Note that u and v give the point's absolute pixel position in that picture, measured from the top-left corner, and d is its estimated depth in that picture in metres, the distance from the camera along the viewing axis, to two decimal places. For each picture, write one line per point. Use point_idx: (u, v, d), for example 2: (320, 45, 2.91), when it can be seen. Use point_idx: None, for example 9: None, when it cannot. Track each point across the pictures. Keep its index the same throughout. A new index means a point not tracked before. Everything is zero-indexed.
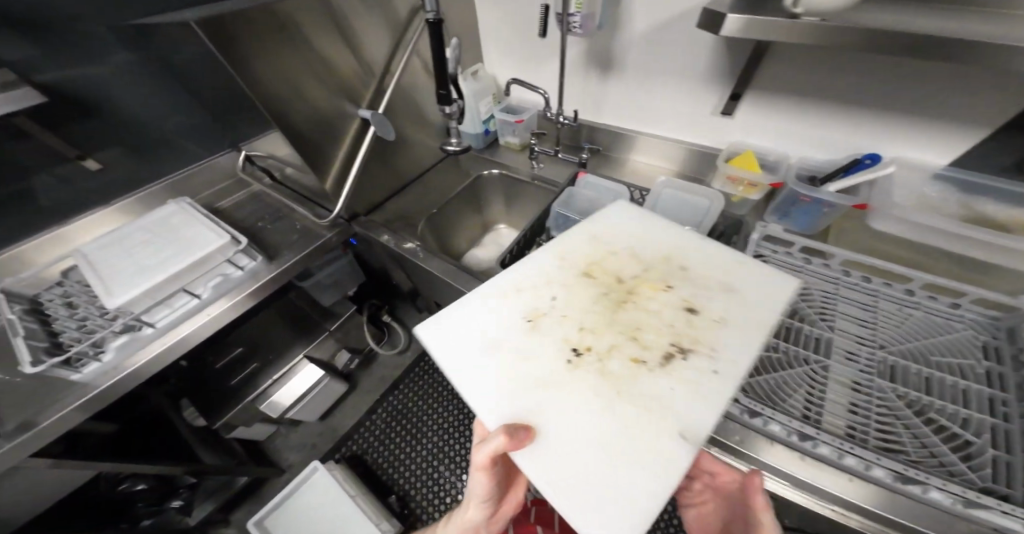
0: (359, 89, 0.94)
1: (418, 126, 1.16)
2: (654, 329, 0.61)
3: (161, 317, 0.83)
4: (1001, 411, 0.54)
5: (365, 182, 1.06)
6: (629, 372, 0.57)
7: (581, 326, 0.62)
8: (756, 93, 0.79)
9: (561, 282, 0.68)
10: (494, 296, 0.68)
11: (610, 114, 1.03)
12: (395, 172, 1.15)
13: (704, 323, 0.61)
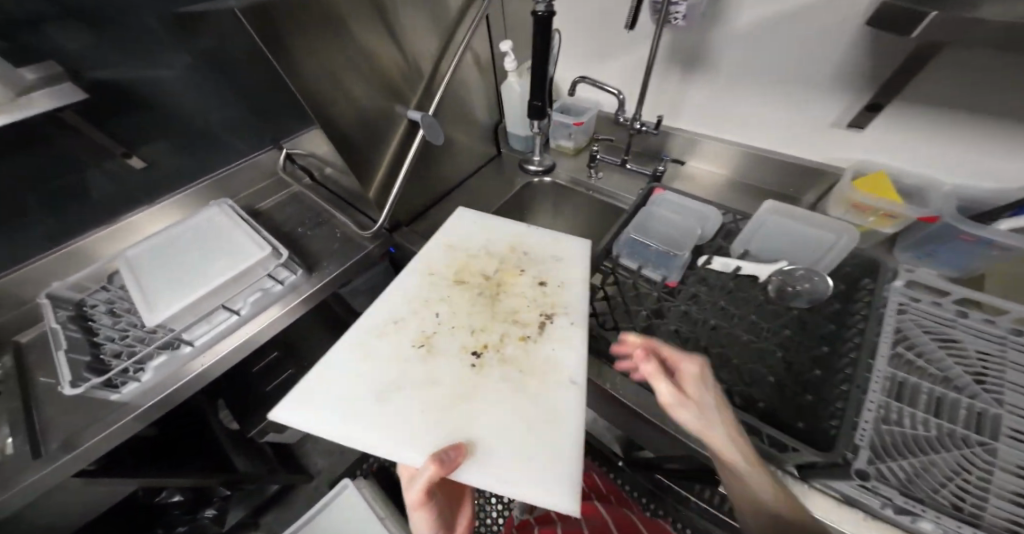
0: (405, 87, 0.82)
1: (467, 128, 1.04)
2: (530, 303, 0.65)
3: (202, 334, 0.76)
4: None
5: (407, 191, 0.95)
6: (523, 347, 0.60)
7: (469, 328, 0.62)
8: (905, 105, 0.63)
9: (433, 291, 0.66)
10: (364, 342, 0.61)
11: (694, 120, 0.88)
12: (439, 179, 1.04)
13: (552, 291, 0.66)
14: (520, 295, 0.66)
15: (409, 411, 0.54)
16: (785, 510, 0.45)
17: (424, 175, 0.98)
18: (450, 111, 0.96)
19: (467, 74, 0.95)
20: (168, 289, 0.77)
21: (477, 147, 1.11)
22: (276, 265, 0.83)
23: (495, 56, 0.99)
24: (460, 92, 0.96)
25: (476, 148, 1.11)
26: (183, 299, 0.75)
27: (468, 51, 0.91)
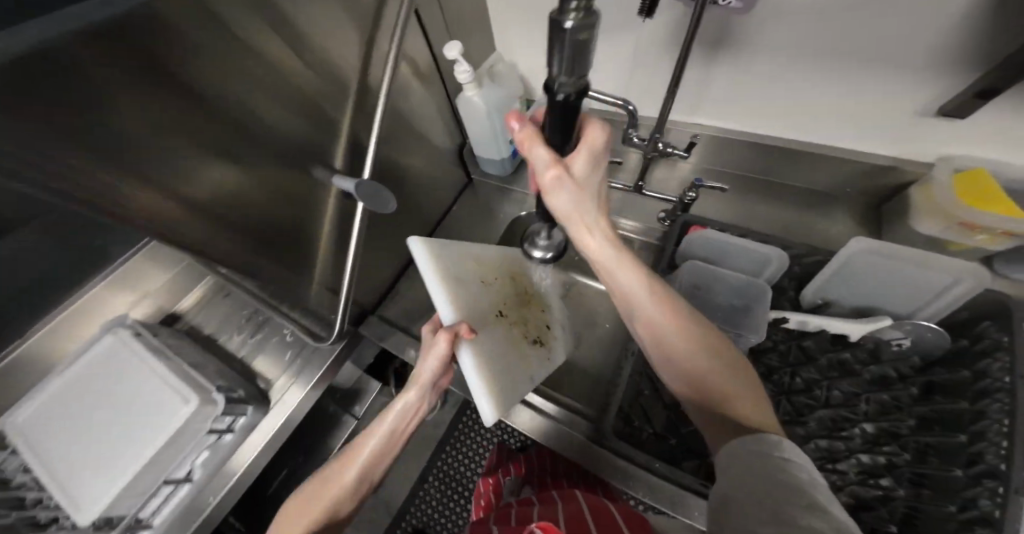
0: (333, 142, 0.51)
1: (427, 166, 0.77)
2: (540, 324, 0.56)
3: (156, 510, 0.51)
4: None
5: (368, 278, 0.69)
6: (524, 346, 0.52)
7: (513, 301, 0.54)
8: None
9: (511, 261, 0.58)
10: (462, 248, 0.52)
11: (735, 110, 0.68)
12: (404, 245, 0.77)
13: (544, 325, 0.57)
14: (538, 314, 0.57)
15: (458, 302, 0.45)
16: (748, 397, 0.38)
17: (384, 249, 0.71)
18: (401, 152, 0.69)
19: (417, 95, 0.68)
20: (77, 462, 0.51)
21: (445, 186, 0.84)
22: (224, 391, 0.56)
23: (446, 63, 0.72)
24: (411, 122, 0.69)
25: (444, 187, 0.84)
26: (104, 475, 0.50)
27: (411, 63, 0.64)
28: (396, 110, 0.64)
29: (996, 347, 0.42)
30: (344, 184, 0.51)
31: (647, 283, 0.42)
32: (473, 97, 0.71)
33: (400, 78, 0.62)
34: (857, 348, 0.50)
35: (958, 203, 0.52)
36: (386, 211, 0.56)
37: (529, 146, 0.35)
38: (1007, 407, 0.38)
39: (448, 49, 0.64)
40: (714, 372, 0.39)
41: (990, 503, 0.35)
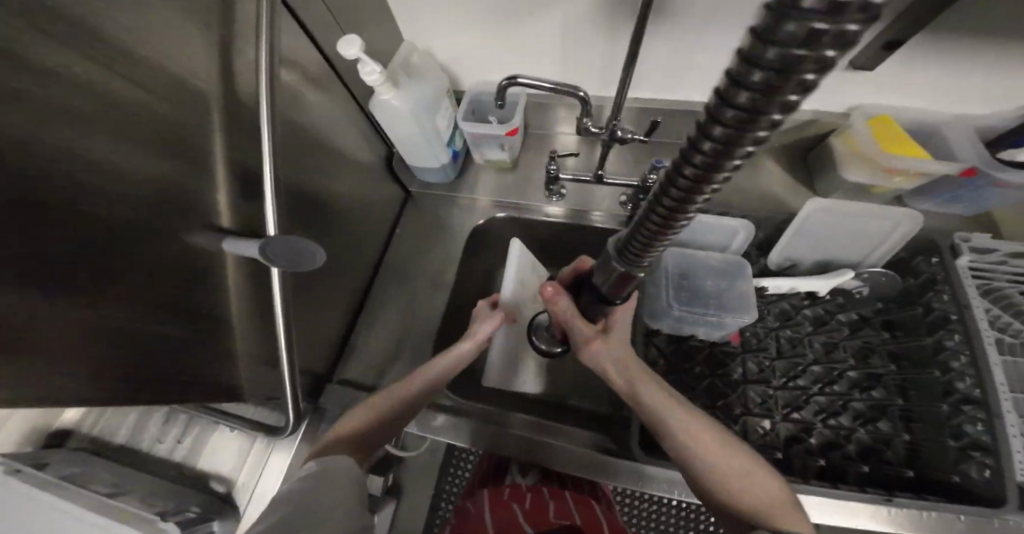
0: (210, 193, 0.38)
1: (353, 191, 0.66)
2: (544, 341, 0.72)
3: None
4: None
5: (313, 342, 0.58)
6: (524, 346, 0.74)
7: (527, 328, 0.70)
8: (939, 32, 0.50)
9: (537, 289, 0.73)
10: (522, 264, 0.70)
11: (673, 80, 0.66)
12: (350, 287, 0.65)
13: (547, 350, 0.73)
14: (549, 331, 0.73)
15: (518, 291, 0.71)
16: (782, 511, 0.37)
17: (325, 301, 0.59)
18: (317, 183, 0.57)
19: (320, 109, 0.56)
20: None
21: (379, 206, 0.72)
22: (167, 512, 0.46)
23: (345, 63, 0.60)
24: (320, 143, 0.57)
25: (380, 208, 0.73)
26: None
27: (299, 71, 0.51)
28: (296, 135, 0.52)
29: (937, 280, 0.51)
30: (246, 250, 0.41)
31: (683, 411, 0.44)
32: (390, 101, 0.60)
33: (289, 91, 0.49)
34: (824, 302, 0.55)
35: (878, 150, 0.57)
36: (311, 268, 0.46)
37: (565, 311, 0.48)
38: (966, 337, 0.46)
39: (345, 46, 0.52)
40: (748, 487, 0.39)
41: (976, 427, 0.42)
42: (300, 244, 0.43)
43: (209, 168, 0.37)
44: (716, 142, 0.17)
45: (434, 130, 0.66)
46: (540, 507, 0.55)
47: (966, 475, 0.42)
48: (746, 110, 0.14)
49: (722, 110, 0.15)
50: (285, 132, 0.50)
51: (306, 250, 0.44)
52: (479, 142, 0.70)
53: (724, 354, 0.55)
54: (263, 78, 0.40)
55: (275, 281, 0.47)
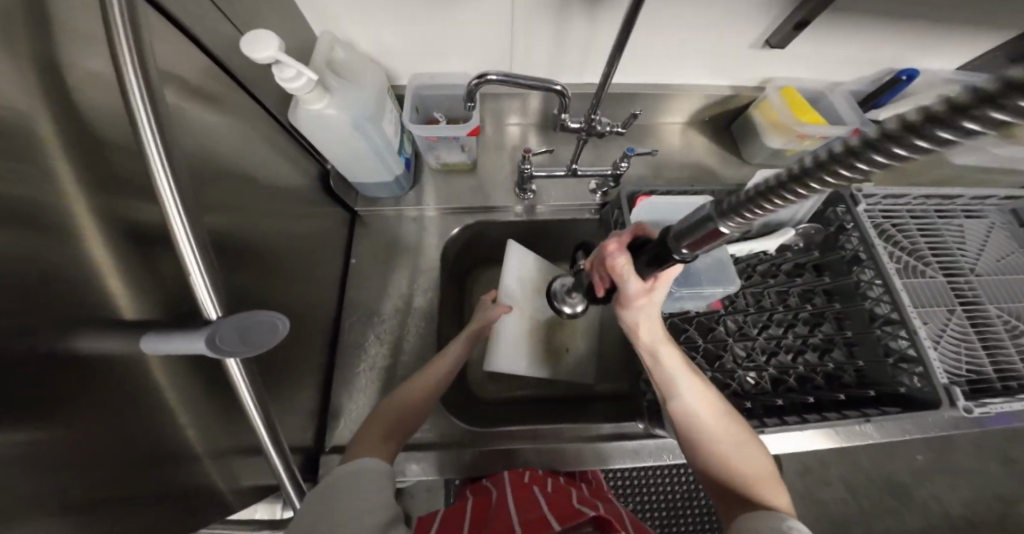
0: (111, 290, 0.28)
1: (296, 227, 0.55)
2: (549, 338, 0.73)
3: None
4: (1012, 321, 0.64)
5: (291, 415, 0.51)
6: (535, 351, 0.71)
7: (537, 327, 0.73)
8: (826, 18, 0.58)
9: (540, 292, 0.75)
10: (525, 264, 0.74)
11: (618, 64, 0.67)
12: (316, 340, 0.58)
13: (557, 353, 0.73)
14: (557, 331, 0.74)
15: (516, 289, 0.72)
16: (762, 481, 0.43)
17: (295, 368, 0.53)
18: (254, 231, 0.46)
19: (234, 138, 0.43)
20: None
21: (326, 232, 0.63)
22: None
23: (249, 72, 0.47)
24: (247, 182, 0.45)
25: (328, 238, 0.63)
26: None
27: (191, 89, 0.37)
28: (213, 179, 0.39)
29: (846, 225, 0.62)
30: (183, 346, 0.30)
31: (696, 382, 0.47)
32: (323, 111, 0.48)
33: (186, 120, 0.36)
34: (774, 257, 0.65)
35: (795, 119, 0.65)
36: (275, 346, 0.34)
37: (621, 269, 0.44)
38: (877, 270, 0.58)
39: (255, 51, 0.39)
40: (739, 457, 0.44)
41: (901, 341, 0.55)
42: (253, 318, 0.32)
43: (91, 278, 0.28)
44: (831, 172, 0.18)
45: (382, 139, 0.56)
46: (564, 491, 0.48)
47: (906, 383, 0.54)
48: (891, 153, 0.15)
49: (864, 149, 0.16)
50: (195, 176, 0.37)
51: (263, 322, 0.32)
52: (435, 145, 0.66)
53: (710, 320, 0.64)
54: (125, 90, 0.26)
55: (238, 371, 0.36)
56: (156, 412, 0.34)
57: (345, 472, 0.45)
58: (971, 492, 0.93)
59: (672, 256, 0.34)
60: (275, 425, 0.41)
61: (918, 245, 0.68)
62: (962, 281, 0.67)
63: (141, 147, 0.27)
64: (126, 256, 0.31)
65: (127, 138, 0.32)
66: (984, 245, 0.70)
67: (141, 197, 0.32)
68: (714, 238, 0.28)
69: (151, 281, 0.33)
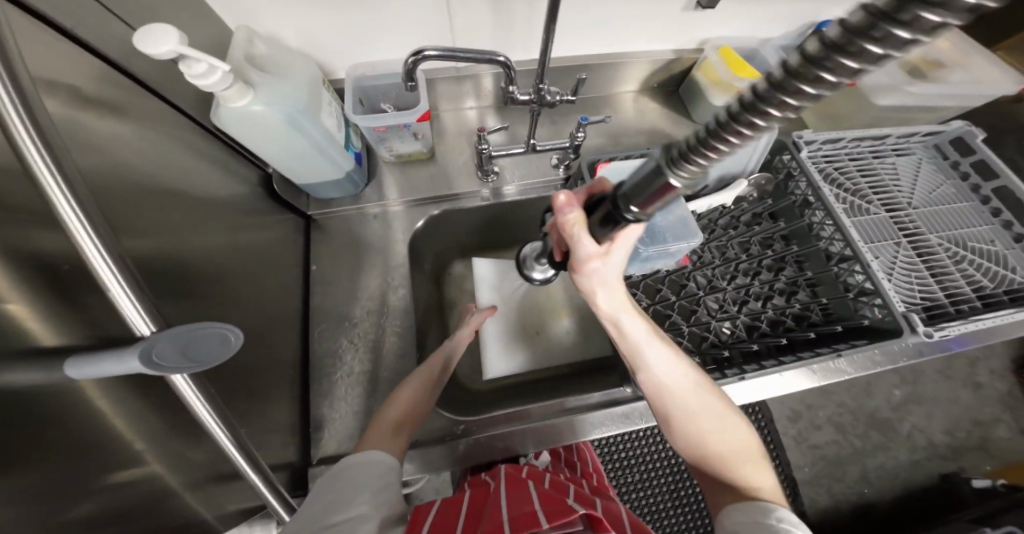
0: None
1: (239, 239, 0.51)
2: (527, 322, 0.76)
3: None
4: (956, 248, 0.67)
5: (268, 434, 0.49)
6: (516, 337, 0.75)
7: (516, 321, 0.76)
8: None
9: (514, 284, 0.78)
10: (499, 268, 0.79)
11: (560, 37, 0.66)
12: (284, 351, 0.55)
13: (537, 337, 0.75)
14: (539, 312, 0.77)
15: (493, 291, 0.77)
16: (746, 456, 0.45)
17: (261, 384, 0.49)
18: (184, 250, 0.41)
19: (143, 151, 0.39)
20: None
21: (279, 242, 0.60)
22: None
23: (153, 74, 0.43)
24: (165, 193, 0.40)
25: (280, 246, 0.60)
26: None
27: (82, 97, 0.34)
28: (112, 194, 0.34)
29: (793, 172, 0.64)
30: (116, 369, 0.26)
31: (673, 355, 0.47)
32: (249, 109, 0.45)
33: (80, 133, 0.32)
34: (736, 208, 0.66)
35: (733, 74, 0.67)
36: (225, 361, 0.30)
37: (572, 228, 0.41)
38: (825, 212, 0.60)
39: (152, 45, 0.35)
40: (717, 433, 0.45)
41: (858, 276, 0.57)
42: (203, 329, 0.28)
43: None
44: (793, 89, 0.16)
45: (324, 133, 0.54)
46: (559, 488, 0.47)
47: (867, 314, 0.57)
48: (799, 91, 0.16)
49: (785, 81, 0.16)
50: (94, 191, 0.32)
51: (212, 334, 0.29)
52: (385, 135, 0.64)
53: (680, 278, 0.66)
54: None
55: (191, 391, 0.31)
56: (98, 457, 0.30)
57: (351, 465, 0.45)
58: (949, 418, 1.00)
59: (624, 216, 0.32)
60: (255, 455, 0.38)
61: (859, 185, 0.71)
62: (902, 215, 0.70)
63: (39, 188, 0.23)
64: (31, 280, 0.27)
65: (10, 160, 0.27)
66: (918, 181, 0.73)
67: (47, 230, 0.29)
68: (662, 193, 0.27)
69: (72, 309, 0.30)
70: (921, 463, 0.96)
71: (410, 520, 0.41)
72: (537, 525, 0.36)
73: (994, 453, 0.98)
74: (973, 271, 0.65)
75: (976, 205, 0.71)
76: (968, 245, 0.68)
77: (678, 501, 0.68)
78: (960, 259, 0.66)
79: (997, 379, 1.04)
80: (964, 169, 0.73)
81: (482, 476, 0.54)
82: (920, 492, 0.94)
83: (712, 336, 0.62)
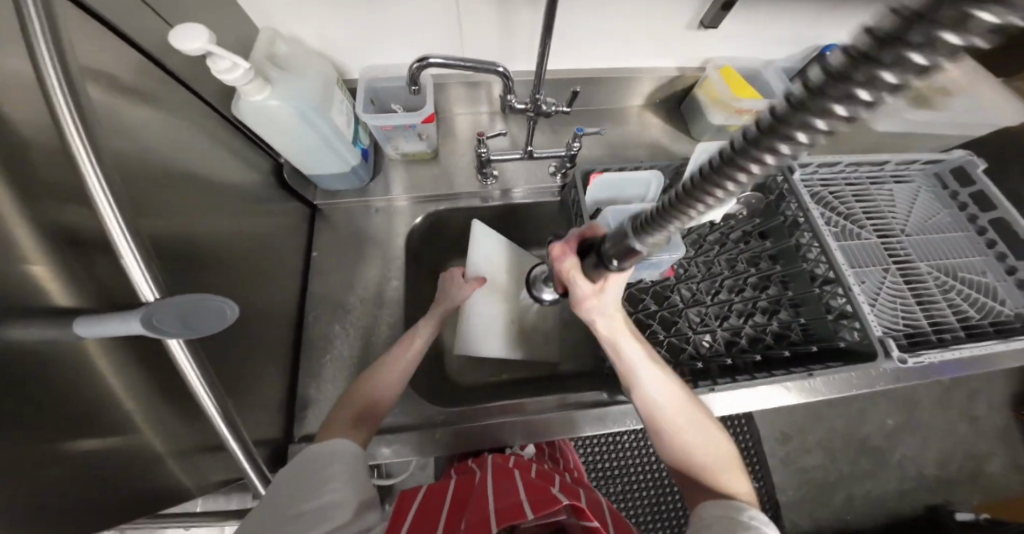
0: (29, 276, 0.28)
1: (247, 225, 0.55)
2: None
3: None
4: (946, 277, 0.68)
5: (255, 408, 0.51)
6: None
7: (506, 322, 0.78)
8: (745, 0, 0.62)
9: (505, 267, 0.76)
10: (494, 242, 0.75)
11: (565, 50, 0.69)
12: (278, 332, 0.59)
13: None
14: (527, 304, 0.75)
15: (485, 266, 0.73)
16: (728, 469, 0.46)
17: (255, 360, 0.53)
18: (195, 231, 0.45)
19: (169, 139, 0.43)
20: None
21: (284, 230, 0.64)
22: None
23: (184, 68, 0.47)
24: (184, 179, 0.44)
25: (285, 233, 0.63)
26: None
27: (120, 86, 0.37)
28: (141, 177, 0.38)
29: (784, 193, 0.66)
30: (118, 329, 0.29)
31: (660, 372, 0.48)
32: (265, 103, 0.49)
33: (114, 119, 0.36)
34: (723, 225, 0.68)
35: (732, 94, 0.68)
36: (219, 330, 0.34)
37: (568, 273, 0.45)
38: (813, 233, 0.61)
39: (185, 42, 0.39)
40: (700, 443, 0.47)
41: (839, 298, 0.58)
42: (196, 302, 0.31)
43: (16, 271, 0.27)
44: (763, 150, 0.17)
45: (334, 129, 0.57)
46: (545, 479, 0.49)
47: (845, 337, 0.58)
48: (782, 144, 0.16)
49: (783, 123, 0.15)
50: (121, 172, 0.36)
51: (212, 306, 0.32)
52: (392, 134, 0.67)
53: (664, 289, 0.68)
54: (45, 86, 0.25)
55: (186, 359, 0.35)
56: (98, 410, 0.33)
57: (325, 451, 0.46)
58: (942, 450, 0.99)
59: (613, 263, 0.36)
60: (240, 426, 0.41)
61: (853, 210, 0.72)
62: (894, 241, 0.70)
63: (76, 167, 0.26)
64: (61, 249, 0.31)
65: (51, 141, 0.31)
66: (914, 208, 0.74)
67: (79, 206, 0.32)
68: (631, 255, 0.33)
69: (94, 278, 0.33)
70: (909, 494, 0.95)
71: (395, 512, 0.43)
72: (524, 516, 0.37)
73: (986, 487, 0.97)
74: (960, 301, 0.65)
75: (971, 235, 0.71)
76: (958, 275, 0.68)
77: (658, 513, 0.69)
78: (947, 288, 0.67)
79: (994, 413, 1.02)
80: (963, 199, 0.73)
81: (469, 463, 0.56)
82: (906, 522, 0.93)
83: (691, 347, 0.63)
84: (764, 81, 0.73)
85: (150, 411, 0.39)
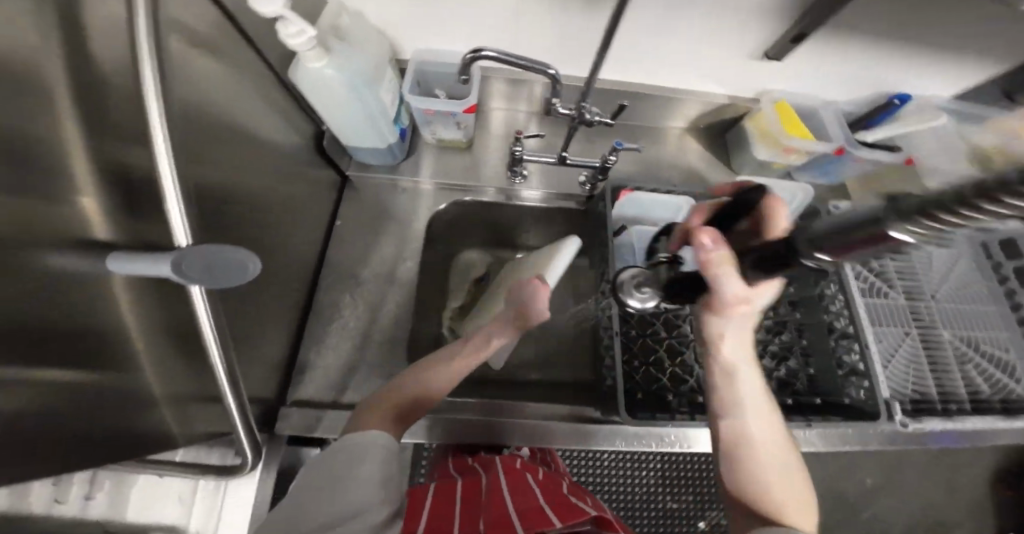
0: (80, 209, 0.29)
1: (281, 187, 0.56)
2: None
3: None
4: (966, 349, 0.65)
5: (255, 367, 0.52)
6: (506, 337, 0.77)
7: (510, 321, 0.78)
8: (817, 39, 0.60)
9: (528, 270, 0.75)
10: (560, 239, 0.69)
11: (618, 62, 0.68)
12: (288, 297, 0.59)
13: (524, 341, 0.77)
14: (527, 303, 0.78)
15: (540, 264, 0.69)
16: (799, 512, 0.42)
17: (264, 319, 0.54)
18: (235, 186, 0.46)
19: (228, 97, 0.43)
20: None
21: (314, 197, 0.64)
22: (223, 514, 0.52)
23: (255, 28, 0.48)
24: (234, 136, 0.45)
25: (313, 201, 0.64)
26: None
27: (198, 38, 0.38)
28: (199, 132, 0.39)
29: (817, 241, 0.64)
30: (148, 270, 0.30)
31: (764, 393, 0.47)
32: (322, 71, 0.49)
33: (186, 67, 0.37)
34: None
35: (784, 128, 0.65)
36: (240, 284, 0.34)
37: (715, 263, 0.37)
38: (841, 286, 0.60)
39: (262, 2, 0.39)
40: (777, 479, 0.44)
41: (853, 355, 0.58)
42: (222, 254, 0.31)
43: (70, 201, 0.28)
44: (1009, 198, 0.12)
45: (380, 106, 0.57)
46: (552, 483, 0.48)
47: (850, 394, 0.58)
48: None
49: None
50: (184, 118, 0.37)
51: (232, 256, 0.32)
52: (432, 119, 0.67)
53: (676, 318, 0.66)
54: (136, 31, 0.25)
55: (203, 311, 0.35)
56: (110, 342, 0.34)
57: (351, 442, 0.39)
58: None
59: (801, 260, 0.28)
60: (240, 380, 0.42)
61: (885, 267, 0.69)
62: (920, 305, 0.68)
63: (146, 112, 0.27)
64: (116, 188, 0.32)
65: (127, 85, 0.32)
66: (950, 273, 0.71)
67: (138, 149, 0.33)
68: (874, 242, 0.21)
69: (136, 218, 0.34)
70: None
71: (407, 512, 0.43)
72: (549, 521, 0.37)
73: None
74: (975, 375, 0.64)
75: (1001, 310, 0.69)
76: (980, 348, 0.66)
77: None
78: (965, 359, 0.65)
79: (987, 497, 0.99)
80: (1004, 273, 0.70)
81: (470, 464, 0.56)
82: None
83: (693, 381, 0.62)
84: (820, 120, 0.70)
85: (158, 353, 0.40)
